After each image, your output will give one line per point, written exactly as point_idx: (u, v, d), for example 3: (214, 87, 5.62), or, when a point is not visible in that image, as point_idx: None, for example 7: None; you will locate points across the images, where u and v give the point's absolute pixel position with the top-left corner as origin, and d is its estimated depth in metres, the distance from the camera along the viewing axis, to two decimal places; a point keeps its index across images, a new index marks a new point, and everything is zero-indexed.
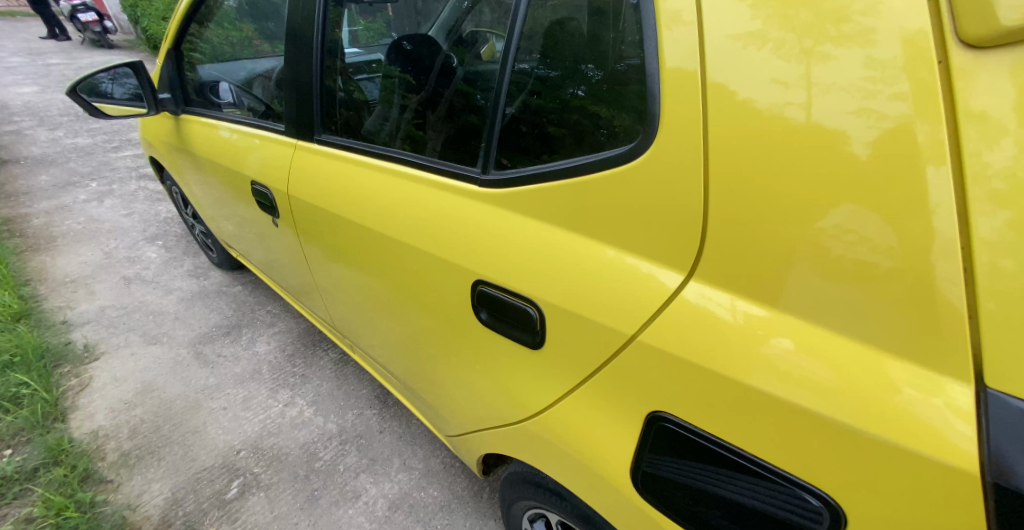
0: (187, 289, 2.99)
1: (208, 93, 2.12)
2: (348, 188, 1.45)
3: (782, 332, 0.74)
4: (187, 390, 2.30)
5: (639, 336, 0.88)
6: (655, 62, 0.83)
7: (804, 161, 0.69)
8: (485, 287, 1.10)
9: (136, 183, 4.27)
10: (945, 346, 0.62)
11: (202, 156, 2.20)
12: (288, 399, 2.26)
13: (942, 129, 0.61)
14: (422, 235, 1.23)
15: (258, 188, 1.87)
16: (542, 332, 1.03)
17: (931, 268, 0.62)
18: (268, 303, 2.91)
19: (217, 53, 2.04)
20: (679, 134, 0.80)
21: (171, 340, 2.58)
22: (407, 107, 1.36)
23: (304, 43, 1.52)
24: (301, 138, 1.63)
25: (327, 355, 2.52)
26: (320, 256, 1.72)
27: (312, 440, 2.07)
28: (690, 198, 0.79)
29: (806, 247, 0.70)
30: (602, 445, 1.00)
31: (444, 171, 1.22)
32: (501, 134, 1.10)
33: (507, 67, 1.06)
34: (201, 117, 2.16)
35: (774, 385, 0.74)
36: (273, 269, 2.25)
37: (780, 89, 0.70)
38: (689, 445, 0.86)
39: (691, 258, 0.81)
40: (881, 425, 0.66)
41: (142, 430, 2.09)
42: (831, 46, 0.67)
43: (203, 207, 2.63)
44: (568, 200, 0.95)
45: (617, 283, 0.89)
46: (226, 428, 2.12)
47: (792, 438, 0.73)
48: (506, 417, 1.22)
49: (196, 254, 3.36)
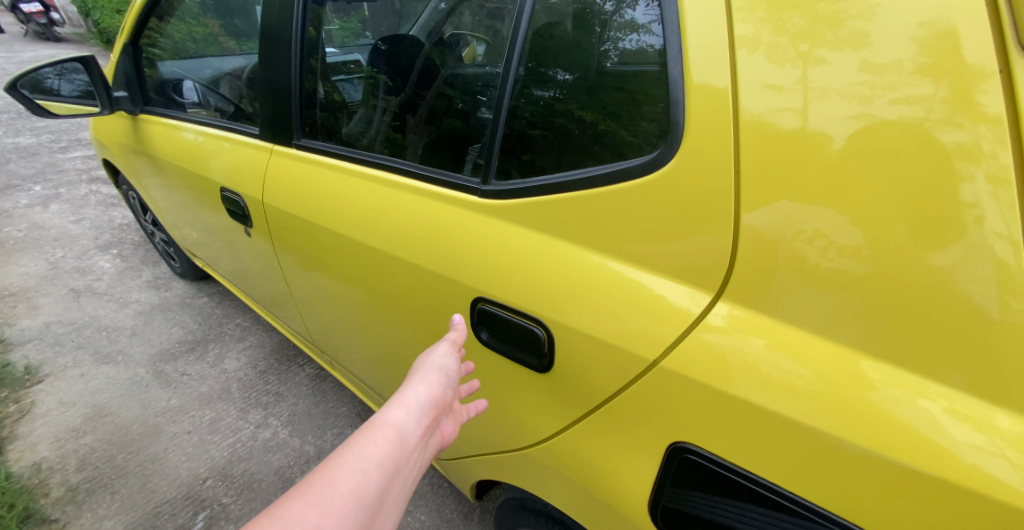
0: (146, 301, 2.82)
1: (170, 91, 2.00)
2: (331, 197, 1.36)
3: (807, 354, 0.70)
4: (144, 413, 2.14)
5: (660, 362, 0.82)
6: (678, 68, 0.78)
7: (834, 172, 0.66)
8: (486, 305, 1.03)
9: (86, 186, 4.02)
10: (1002, 372, 0.58)
11: (163, 158, 2.07)
12: (261, 420, 2.15)
13: (982, 131, 0.57)
14: (412, 249, 1.16)
15: (228, 195, 1.76)
16: (550, 355, 0.96)
17: (981, 288, 0.58)
18: (237, 315, 2.78)
19: (180, 50, 1.93)
20: (701, 143, 0.75)
21: (127, 359, 2.42)
22: (386, 108, 1.31)
23: (279, 42, 1.45)
24: (276, 142, 1.55)
25: (303, 371, 2.41)
26: (296, 267, 1.63)
27: (287, 463, 1.97)
28: (713, 214, 0.75)
29: (831, 266, 0.67)
30: (612, 473, 0.94)
31: (434, 179, 1.15)
32: (499, 139, 1.04)
33: (509, 74, 1.00)
34: (162, 118, 2.04)
35: (806, 414, 0.69)
36: (243, 279, 2.15)
37: (777, 94, 0.69)
38: (715, 479, 0.79)
39: (719, 277, 0.76)
40: (928, 461, 0.61)
41: (93, 461, 1.94)
42: (828, 49, 0.66)
43: (163, 213, 2.49)
44: (575, 213, 0.90)
45: (626, 301, 0.84)
46: (190, 454, 1.99)
47: (817, 469, 0.69)
48: (504, 440, 1.17)
49: (155, 263, 3.18)
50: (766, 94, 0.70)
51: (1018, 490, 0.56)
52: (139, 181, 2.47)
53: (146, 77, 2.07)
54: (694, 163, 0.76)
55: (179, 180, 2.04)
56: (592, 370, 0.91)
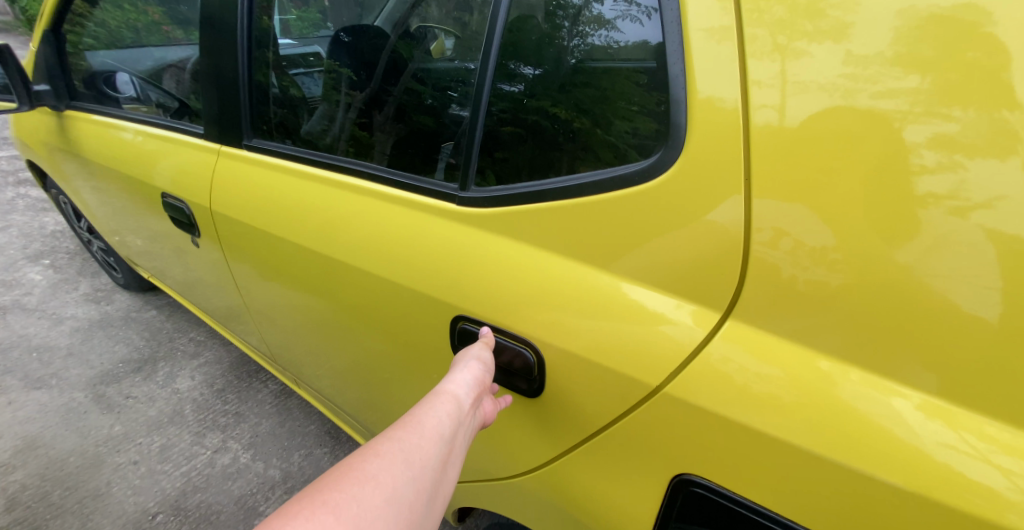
0: (83, 317, 2.64)
1: (101, 84, 1.87)
2: (287, 204, 1.28)
3: (804, 372, 0.65)
4: (83, 443, 1.99)
5: (663, 387, 0.75)
6: (679, 63, 0.72)
7: (824, 177, 0.62)
8: (467, 324, 0.96)
9: (12, 190, 3.73)
10: (998, 382, 0.55)
11: (94, 158, 1.92)
12: (218, 444, 2.03)
13: (978, 121, 0.53)
14: (378, 261, 1.09)
15: (169, 202, 1.66)
16: (540, 379, 0.89)
17: (976, 295, 0.55)
18: (190, 329, 2.63)
19: (116, 39, 1.77)
20: (704, 148, 0.69)
21: (62, 383, 2.24)
22: (351, 105, 1.23)
23: (224, 30, 1.36)
24: (223, 142, 1.46)
25: (266, 387, 2.31)
26: (252, 276, 1.53)
27: (249, 491, 1.86)
28: (702, 226, 0.70)
29: (818, 277, 0.63)
30: (598, 500, 0.88)
31: (407, 184, 1.08)
32: (478, 141, 0.97)
33: (488, 73, 0.93)
34: (91, 114, 1.90)
35: (801, 437, 0.64)
36: (195, 290, 2.01)
37: (755, 90, 0.65)
38: (724, 513, 0.73)
39: (727, 294, 0.70)
40: (930, 485, 0.57)
41: (25, 499, 1.78)
42: (807, 41, 0.62)
43: (98, 219, 2.33)
44: (557, 222, 0.85)
45: (610, 316, 0.79)
46: (136, 486, 1.84)
47: (816, 498, 0.64)
48: (488, 464, 1.11)
49: (94, 274, 2.99)
50: (742, 90, 0.66)
51: (995, 492, 0.55)
52: (71, 187, 2.30)
53: (74, 69, 1.94)
54: (689, 167, 0.71)
55: (117, 185, 1.89)
56: (572, 387, 0.85)
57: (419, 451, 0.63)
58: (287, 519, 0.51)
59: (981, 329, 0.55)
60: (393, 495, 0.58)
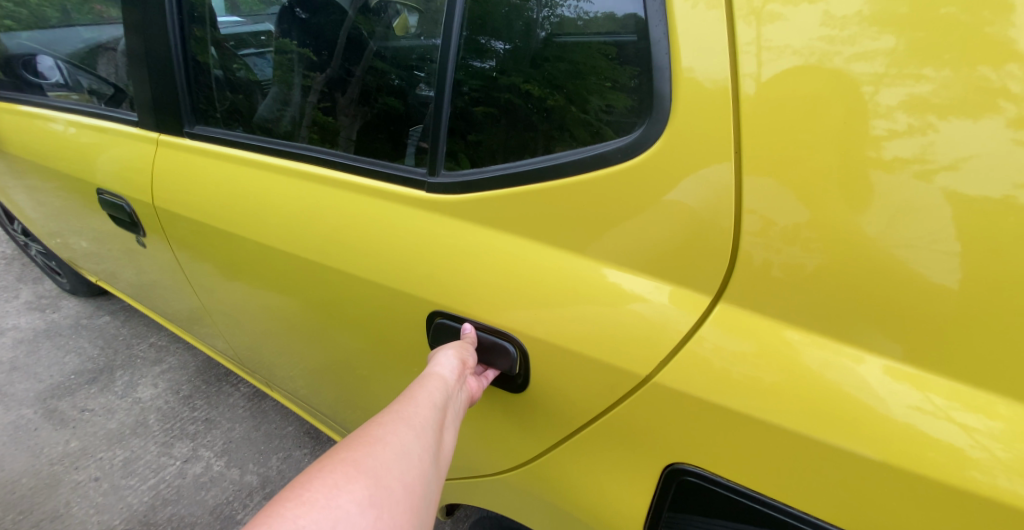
0: (27, 327, 2.49)
1: (23, 69, 1.75)
2: (242, 199, 1.21)
3: (781, 351, 0.64)
4: (38, 462, 1.88)
5: (652, 377, 0.73)
6: (661, 27, 0.68)
7: (796, 150, 0.60)
8: (444, 319, 0.92)
9: None
10: (972, 349, 0.55)
11: (21, 155, 1.79)
12: (189, 453, 1.96)
13: (952, 81, 0.52)
14: (343, 257, 1.04)
15: (108, 199, 1.56)
16: (524, 375, 0.87)
17: (945, 264, 0.54)
18: (149, 333, 2.53)
19: (38, 19, 1.65)
20: (686, 123, 0.66)
21: (8, 400, 2.12)
22: (310, 88, 1.15)
23: (155, 6, 1.27)
24: (163, 131, 1.37)
25: (238, 391, 2.24)
26: (211, 277, 1.46)
27: (225, 499, 1.80)
28: (677, 209, 0.68)
29: (793, 255, 0.62)
30: (581, 488, 0.87)
31: (373, 171, 1.03)
32: (448, 121, 0.93)
33: (455, 48, 0.88)
34: (12, 104, 1.78)
35: (777, 416, 0.63)
36: (150, 294, 1.92)
37: (727, 57, 0.63)
38: (716, 500, 0.72)
39: (717, 279, 0.67)
40: (906, 455, 0.57)
41: None
42: (781, 4, 0.59)
43: (34, 221, 2.19)
44: (528, 208, 0.82)
45: (585, 303, 0.77)
46: (101, 504, 1.76)
47: (795, 476, 0.64)
48: (472, 459, 1.10)
49: (37, 280, 2.83)
50: (711, 58, 0.63)
51: (957, 450, 0.55)
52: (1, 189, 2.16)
53: None
54: (669, 146, 0.68)
55: (52, 185, 1.78)
56: (549, 376, 0.84)
57: (419, 416, 0.66)
58: (306, 480, 0.52)
59: (944, 294, 0.55)
60: (402, 452, 0.59)
